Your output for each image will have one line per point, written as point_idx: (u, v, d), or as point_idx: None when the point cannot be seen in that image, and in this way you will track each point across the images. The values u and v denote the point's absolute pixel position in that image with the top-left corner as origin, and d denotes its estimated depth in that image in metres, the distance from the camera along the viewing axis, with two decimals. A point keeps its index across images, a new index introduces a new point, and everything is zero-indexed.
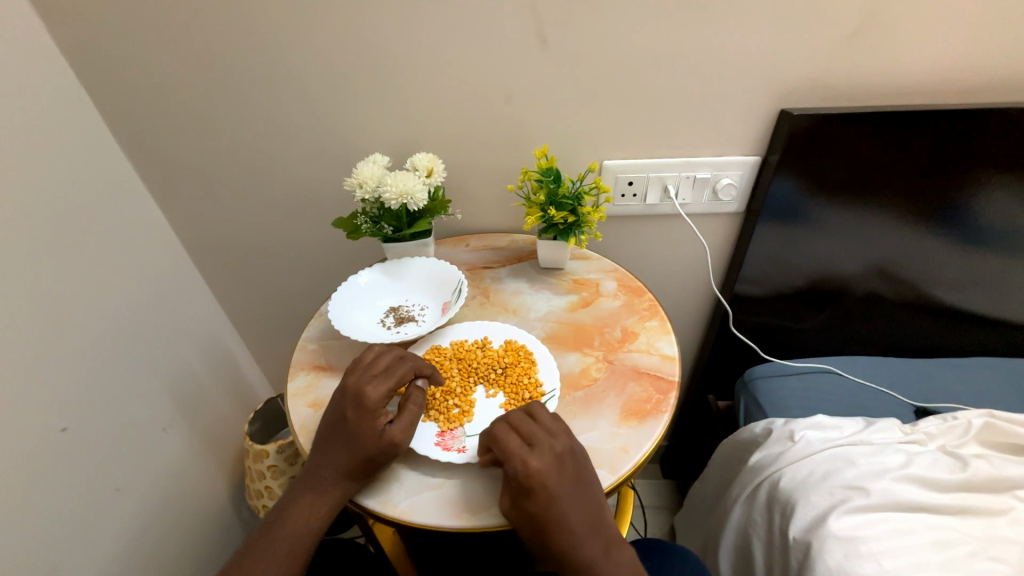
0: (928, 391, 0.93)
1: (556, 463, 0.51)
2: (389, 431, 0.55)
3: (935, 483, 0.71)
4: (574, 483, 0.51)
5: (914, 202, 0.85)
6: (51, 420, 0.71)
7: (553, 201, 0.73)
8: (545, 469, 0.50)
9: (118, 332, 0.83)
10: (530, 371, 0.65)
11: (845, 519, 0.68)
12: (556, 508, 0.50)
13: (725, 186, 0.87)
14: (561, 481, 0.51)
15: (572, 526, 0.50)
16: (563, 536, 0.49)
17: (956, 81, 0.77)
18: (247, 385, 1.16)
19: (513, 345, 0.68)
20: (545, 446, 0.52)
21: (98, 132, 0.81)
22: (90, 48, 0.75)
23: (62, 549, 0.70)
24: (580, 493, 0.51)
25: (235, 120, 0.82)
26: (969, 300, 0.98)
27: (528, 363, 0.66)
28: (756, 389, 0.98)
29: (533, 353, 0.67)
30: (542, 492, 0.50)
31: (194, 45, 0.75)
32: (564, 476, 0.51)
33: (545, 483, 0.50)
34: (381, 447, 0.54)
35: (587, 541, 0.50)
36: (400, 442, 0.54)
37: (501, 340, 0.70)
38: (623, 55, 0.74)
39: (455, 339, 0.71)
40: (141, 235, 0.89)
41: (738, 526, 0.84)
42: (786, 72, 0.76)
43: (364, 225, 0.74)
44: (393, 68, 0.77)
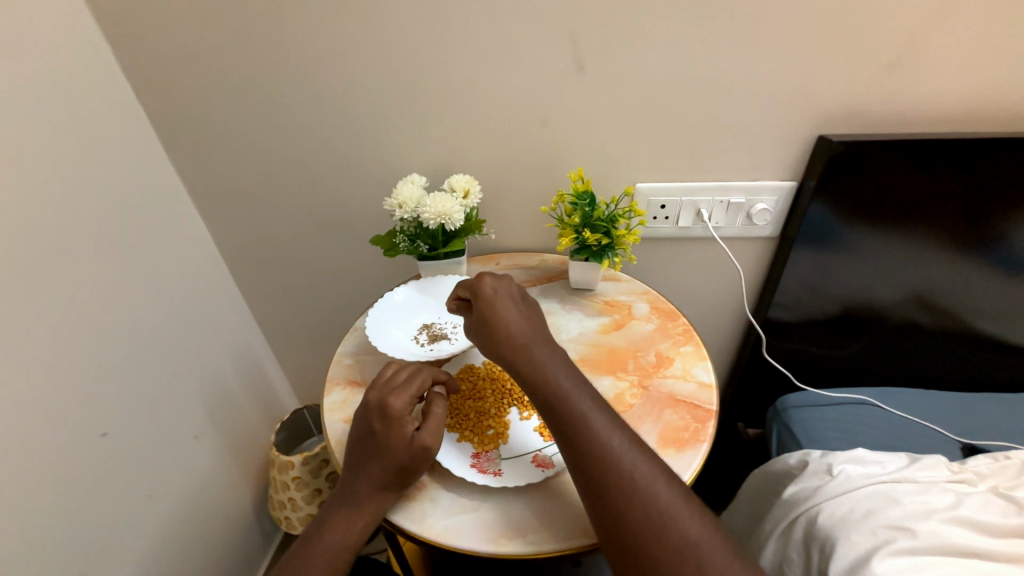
0: (977, 428, 0.89)
1: (497, 289, 0.61)
2: (419, 437, 0.55)
3: (988, 528, 0.67)
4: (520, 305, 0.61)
5: (959, 230, 0.82)
6: (92, 424, 0.73)
7: (587, 223, 0.74)
8: (491, 288, 0.61)
9: (157, 340, 0.86)
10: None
11: (890, 561, 0.64)
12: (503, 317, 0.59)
13: (760, 211, 0.86)
14: (504, 300, 0.60)
15: (519, 332, 0.58)
16: (511, 335, 0.57)
17: (1003, 108, 0.75)
18: (276, 395, 1.19)
19: None
20: (491, 278, 0.62)
21: (153, 151, 0.86)
22: (153, 73, 0.80)
23: (95, 551, 0.72)
24: (525, 313, 0.61)
25: (280, 140, 0.86)
26: (1020, 332, 0.94)
27: None
28: (790, 419, 0.95)
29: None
30: (489, 302, 0.60)
31: (246, 71, 0.79)
32: (508, 297, 0.61)
33: (490, 297, 0.60)
34: (415, 453, 0.55)
35: (536, 344, 0.57)
36: (431, 446, 0.55)
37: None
38: (658, 81, 0.75)
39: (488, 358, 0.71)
40: (185, 248, 0.93)
41: (771, 564, 0.80)
42: (824, 99, 0.75)
43: (401, 243, 0.76)
44: (433, 92, 0.79)
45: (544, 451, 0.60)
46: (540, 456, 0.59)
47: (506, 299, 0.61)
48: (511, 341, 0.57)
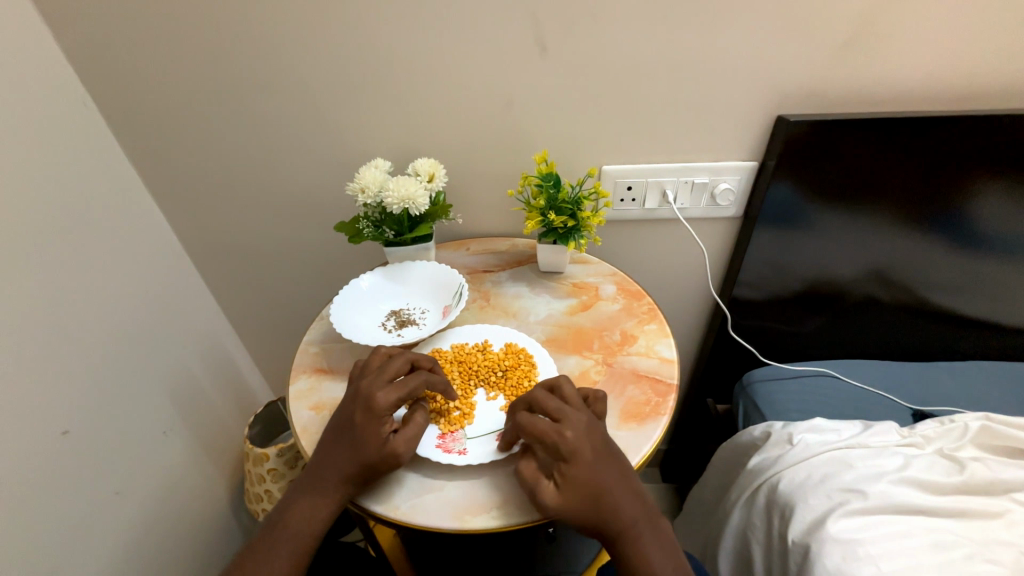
0: (926, 394, 0.94)
1: (589, 436, 0.53)
2: (392, 441, 0.55)
3: (933, 486, 0.72)
4: (607, 457, 0.54)
5: (909, 206, 0.86)
6: (52, 423, 0.71)
7: (553, 205, 0.74)
8: (578, 444, 0.52)
9: (119, 336, 0.83)
10: (530, 374, 0.66)
11: (843, 521, 0.69)
12: (590, 475, 0.52)
13: (724, 191, 0.88)
14: (592, 459, 0.52)
15: (610, 490, 0.52)
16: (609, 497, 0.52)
17: (950, 87, 0.78)
18: (248, 389, 1.17)
19: (513, 348, 0.69)
20: (572, 429, 0.53)
21: (103, 138, 0.82)
22: (96, 55, 0.76)
23: (64, 552, 0.71)
24: (613, 461, 0.54)
25: (238, 125, 0.83)
26: (965, 303, 0.99)
27: (528, 367, 0.67)
28: (754, 393, 0.98)
29: (533, 357, 0.68)
30: (577, 464, 0.52)
31: (198, 52, 0.76)
32: (596, 446, 0.53)
33: (584, 460, 0.52)
34: (383, 457, 0.54)
35: (624, 496, 0.53)
36: (402, 454, 0.54)
37: (501, 344, 0.70)
38: (622, 62, 0.75)
39: (455, 342, 0.71)
40: (144, 240, 0.89)
41: (738, 530, 0.84)
42: (783, 79, 0.77)
43: (366, 229, 0.75)
44: (395, 74, 0.78)
45: None
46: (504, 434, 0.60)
47: (595, 457, 0.53)
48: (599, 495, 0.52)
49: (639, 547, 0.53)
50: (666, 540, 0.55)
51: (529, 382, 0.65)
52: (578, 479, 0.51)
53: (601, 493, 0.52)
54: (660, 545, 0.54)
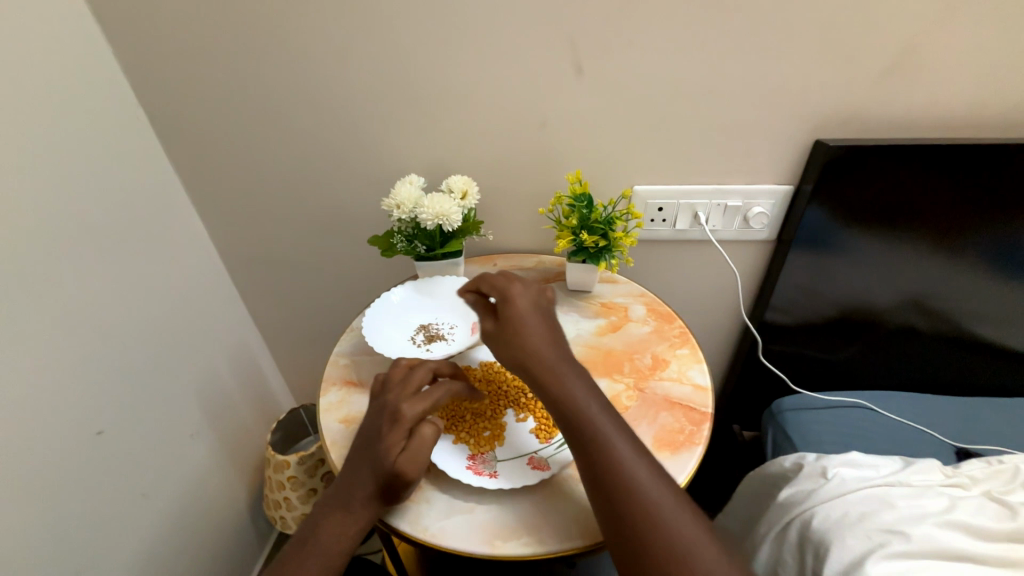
0: (971, 431, 0.89)
1: (522, 299, 0.57)
2: (409, 453, 0.55)
3: (982, 531, 0.67)
4: (545, 320, 0.57)
5: (952, 234, 0.83)
6: (87, 422, 0.73)
7: (584, 225, 0.74)
8: (518, 294, 0.58)
9: (154, 338, 0.85)
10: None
11: (884, 564, 0.65)
12: (521, 323, 0.56)
13: (757, 215, 0.86)
14: (528, 311, 0.57)
15: (536, 338, 0.55)
16: (536, 349, 0.54)
17: (997, 116, 0.76)
18: (272, 394, 1.18)
19: None
20: (520, 286, 0.58)
21: (152, 149, 0.86)
22: (151, 71, 0.80)
23: (91, 550, 0.72)
24: (549, 321, 0.58)
25: (278, 139, 0.86)
26: (1012, 338, 0.94)
27: None
28: (785, 422, 0.95)
29: None
30: (513, 314, 0.56)
31: (244, 70, 0.79)
32: (535, 308, 0.58)
33: (517, 306, 0.56)
34: (400, 470, 0.54)
35: (559, 359, 0.55)
36: (418, 469, 0.54)
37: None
38: (656, 84, 0.75)
39: (485, 360, 0.71)
40: (182, 245, 0.92)
41: (765, 568, 0.80)
42: (821, 103, 0.76)
43: (398, 244, 0.76)
44: (431, 94, 0.79)
45: (539, 453, 0.60)
46: (536, 459, 0.59)
47: (529, 312, 0.57)
48: (525, 343, 0.55)
49: (579, 409, 0.53)
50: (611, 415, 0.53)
51: None
52: (511, 326, 0.56)
53: (530, 346, 0.55)
54: (602, 413, 0.53)
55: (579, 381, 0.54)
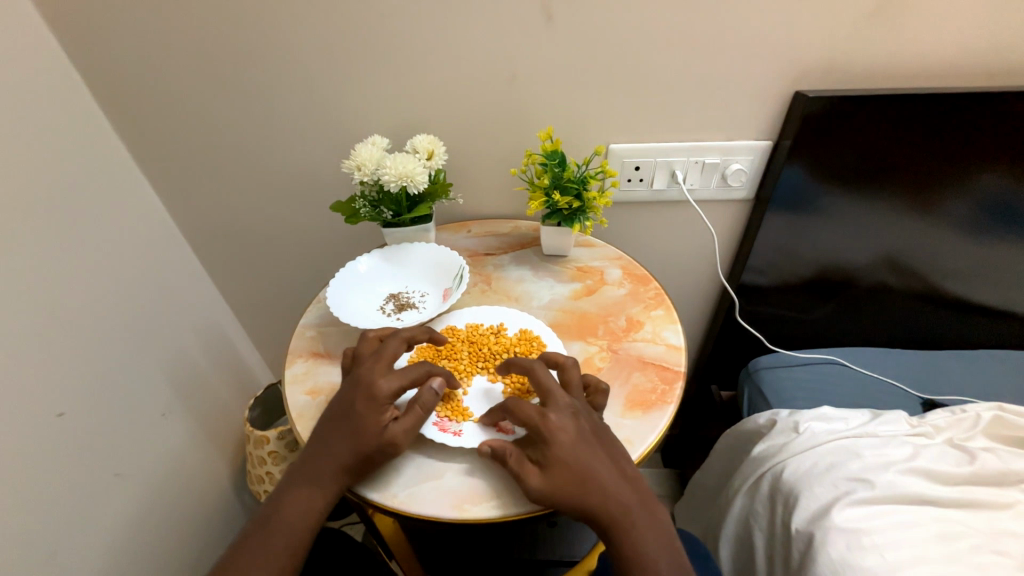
0: (937, 383, 0.92)
1: (575, 418, 0.53)
2: (392, 429, 0.53)
3: (941, 476, 0.70)
4: (596, 442, 0.52)
5: (927, 189, 0.82)
6: (47, 404, 0.70)
7: (557, 185, 0.71)
8: (561, 422, 0.52)
9: (112, 317, 0.81)
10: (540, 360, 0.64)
11: (848, 511, 0.68)
12: (571, 453, 0.50)
13: (735, 172, 0.84)
14: (578, 440, 0.51)
15: (593, 468, 0.50)
16: (590, 477, 0.50)
17: (979, 61, 0.73)
18: (248, 370, 1.16)
19: (527, 334, 0.67)
20: (558, 412, 0.53)
21: (89, 109, 0.79)
22: (78, 20, 0.72)
23: (65, 532, 0.70)
24: (599, 444, 0.53)
25: (232, 100, 0.80)
26: (980, 291, 0.96)
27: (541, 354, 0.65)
28: (760, 380, 0.96)
29: (546, 344, 0.66)
30: (560, 444, 0.51)
31: (185, 19, 0.72)
32: (580, 435, 0.52)
33: (562, 437, 0.51)
34: (382, 445, 0.53)
35: (607, 481, 0.50)
36: (400, 443, 0.53)
37: (516, 329, 0.68)
38: (632, 31, 0.71)
39: (470, 322, 0.70)
40: (135, 218, 0.86)
41: (740, 517, 0.84)
42: (802, 50, 0.72)
43: (362, 209, 0.73)
44: (392, 45, 0.74)
45: None
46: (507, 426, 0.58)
47: (579, 439, 0.51)
48: (585, 481, 0.50)
49: (634, 539, 0.50)
50: (656, 523, 0.52)
51: None
52: (562, 458, 0.50)
53: (585, 475, 0.50)
54: (650, 528, 0.51)
55: (637, 506, 0.51)
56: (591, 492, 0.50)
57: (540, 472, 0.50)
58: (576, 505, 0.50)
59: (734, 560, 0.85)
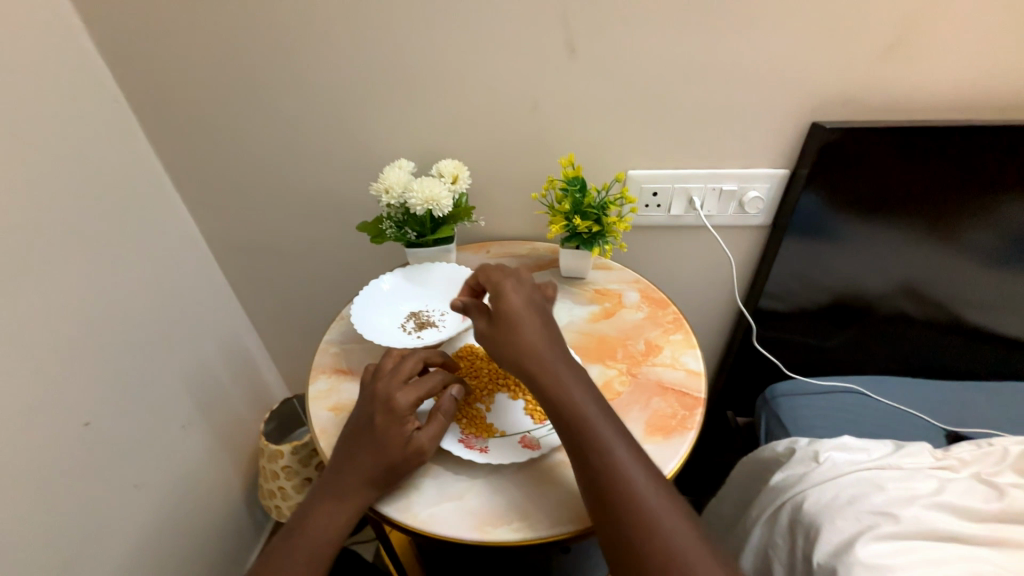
0: (963, 415, 0.90)
1: (526, 294, 0.59)
2: (415, 438, 0.55)
3: (969, 513, 0.68)
4: (538, 312, 0.58)
5: (947, 218, 0.82)
6: (74, 414, 0.72)
7: (578, 210, 0.73)
8: (516, 295, 0.58)
9: (140, 329, 0.84)
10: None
11: (872, 546, 0.66)
12: (518, 306, 0.57)
13: (753, 199, 0.85)
14: (526, 303, 0.58)
15: (536, 338, 0.56)
16: (535, 347, 0.55)
17: (997, 95, 0.74)
18: (265, 384, 1.18)
19: None
20: (515, 288, 0.59)
21: (132, 132, 0.83)
22: (129, 52, 0.77)
23: (81, 541, 0.71)
24: (545, 321, 0.58)
25: (265, 125, 0.84)
26: (1006, 321, 0.94)
27: None
28: (778, 407, 0.95)
29: None
30: (507, 297, 0.58)
31: (227, 51, 0.77)
32: (530, 308, 0.58)
33: (513, 306, 0.57)
34: (407, 456, 0.54)
35: (556, 357, 0.55)
36: (426, 451, 0.55)
37: None
38: (650, 65, 0.74)
39: None
40: (168, 234, 0.90)
41: (757, 550, 0.81)
42: (818, 83, 0.74)
43: (388, 230, 0.75)
44: (420, 75, 0.77)
45: (532, 433, 0.60)
46: (527, 438, 0.59)
47: (526, 302, 0.58)
48: (531, 349, 0.55)
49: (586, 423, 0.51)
50: (591, 394, 0.54)
51: None
52: (508, 307, 0.57)
53: (523, 327, 0.56)
54: (587, 397, 0.54)
55: (572, 372, 0.55)
56: (528, 339, 0.55)
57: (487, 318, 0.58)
58: (515, 349, 0.55)
59: None
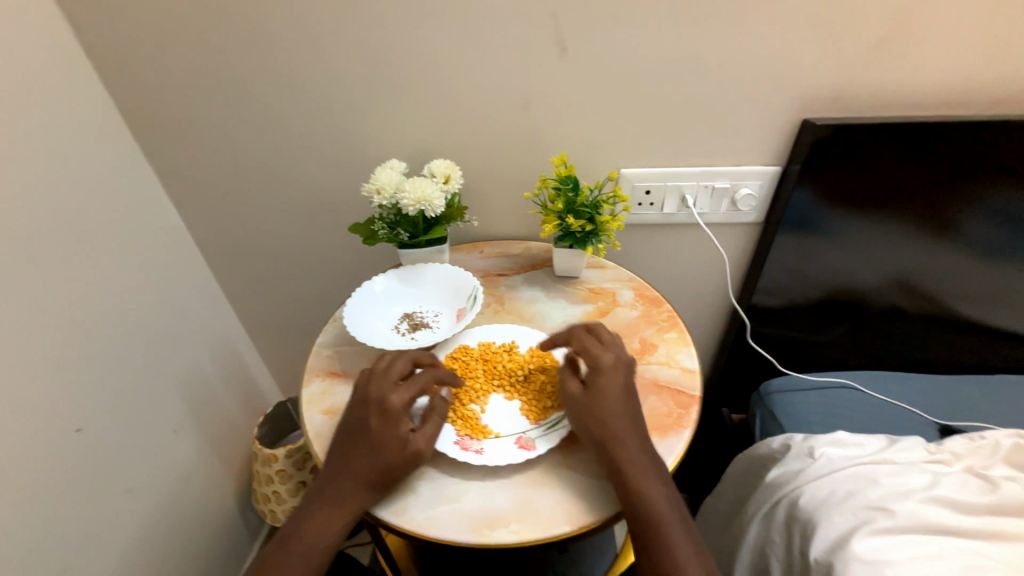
0: (956, 408, 0.90)
1: (619, 366, 0.58)
2: (412, 440, 0.54)
3: (964, 506, 0.69)
4: (632, 392, 0.57)
5: (939, 214, 0.83)
6: (65, 420, 0.70)
7: (571, 209, 0.73)
8: (609, 362, 0.58)
9: (132, 334, 0.83)
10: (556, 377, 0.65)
11: (869, 541, 0.66)
12: (610, 383, 0.57)
13: (745, 197, 0.86)
14: (620, 378, 0.58)
15: (617, 418, 0.55)
16: (614, 432, 0.54)
17: (986, 90, 0.75)
18: (258, 388, 1.17)
19: (540, 351, 0.68)
20: (609, 356, 0.59)
21: (120, 134, 0.82)
22: (116, 52, 0.76)
23: (75, 551, 0.70)
24: (632, 407, 0.57)
25: (256, 126, 0.83)
26: (996, 315, 0.96)
27: (554, 372, 0.65)
28: (773, 403, 0.95)
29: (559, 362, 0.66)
30: (603, 373, 0.57)
31: (216, 50, 0.76)
32: (622, 390, 0.57)
33: (606, 377, 0.57)
34: (405, 458, 0.54)
35: (636, 446, 0.54)
36: (424, 451, 0.54)
37: (529, 347, 0.69)
38: (642, 63, 0.74)
39: (483, 340, 0.71)
40: (158, 237, 0.89)
41: (755, 545, 0.82)
42: (810, 80, 0.75)
43: (380, 231, 0.74)
44: (411, 74, 0.77)
45: (528, 434, 0.59)
46: (523, 438, 0.59)
47: (620, 378, 0.58)
48: (613, 439, 0.54)
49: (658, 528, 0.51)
50: (665, 480, 0.53)
51: (554, 387, 0.63)
52: (601, 382, 0.57)
53: (613, 405, 0.55)
54: (659, 484, 0.53)
55: (652, 459, 0.54)
56: (615, 419, 0.55)
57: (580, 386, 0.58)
58: (599, 423, 0.55)
59: None
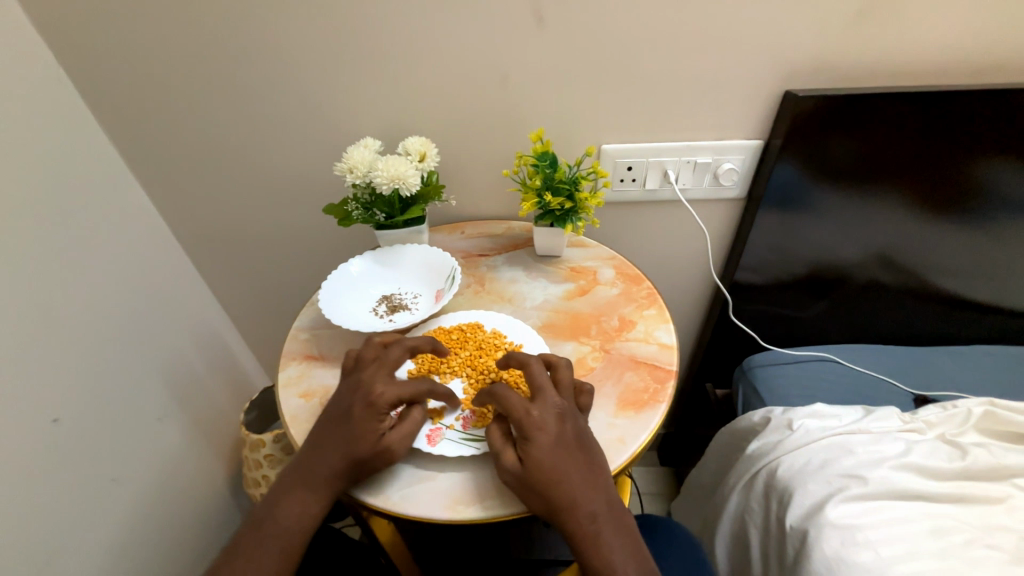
0: (930, 378, 0.93)
1: (556, 422, 0.52)
2: (387, 437, 0.53)
3: (934, 471, 0.71)
4: (577, 450, 0.52)
5: (918, 187, 0.83)
6: (42, 411, 0.70)
7: (549, 185, 0.72)
8: (543, 422, 0.52)
9: (108, 322, 0.81)
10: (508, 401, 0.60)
11: (842, 507, 0.68)
12: (548, 455, 0.50)
13: (727, 171, 0.85)
14: (555, 441, 0.51)
15: (571, 487, 0.50)
16: (568, 502, 0.50)
17: (969, 60, 0.74)
18: (243, 374, 1.16)
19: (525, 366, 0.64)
20: (542, 414, 0.52)
21: (84, 117, 0.79)
22: (69, 27, 0.71)
23: (61, 539, 0.70)
24: (588, 468, 0.52)
25: (224, 105, 0.80)
26: (971, 288, 0.97)
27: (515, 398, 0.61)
28: (755, 377, 0.97)
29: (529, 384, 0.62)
30: (537, 443, 0.51)
31: (176, 24, 0.72)
32: (566, 454, 0.51)
33: (541, 446, 0.50)
34: (376, 450, 0.53)
35: (592, 511, 0.51)
36: (396, 451, 0.53)
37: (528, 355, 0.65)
38: (622, 32, 0.71)
39: (496, 328, 0.69)
40: (130, 223, 0.86)
41: (735, 514, 0.84)
42: (793, 51, 0.73)
43: (355, 212, 0.73)
44: (383, 47, 0.74)
45: (444, 430, 0.58)
46: (436, 432, 0.58)
47: (556, 441, 0.51)
48: (565, 509, 0.50)
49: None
50: (627, 541, 0.52)
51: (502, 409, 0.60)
52: (538, 458, 0.50)
53: (560, 480, 0.50)
54: (621, 545, 0.51)
55: (609, 523, 0.51)
56: (559, 493, 0.50)
57: (518, 459, 0.51)
58: (545, 502, 0.50)
59: (731, 559, 0.86)
